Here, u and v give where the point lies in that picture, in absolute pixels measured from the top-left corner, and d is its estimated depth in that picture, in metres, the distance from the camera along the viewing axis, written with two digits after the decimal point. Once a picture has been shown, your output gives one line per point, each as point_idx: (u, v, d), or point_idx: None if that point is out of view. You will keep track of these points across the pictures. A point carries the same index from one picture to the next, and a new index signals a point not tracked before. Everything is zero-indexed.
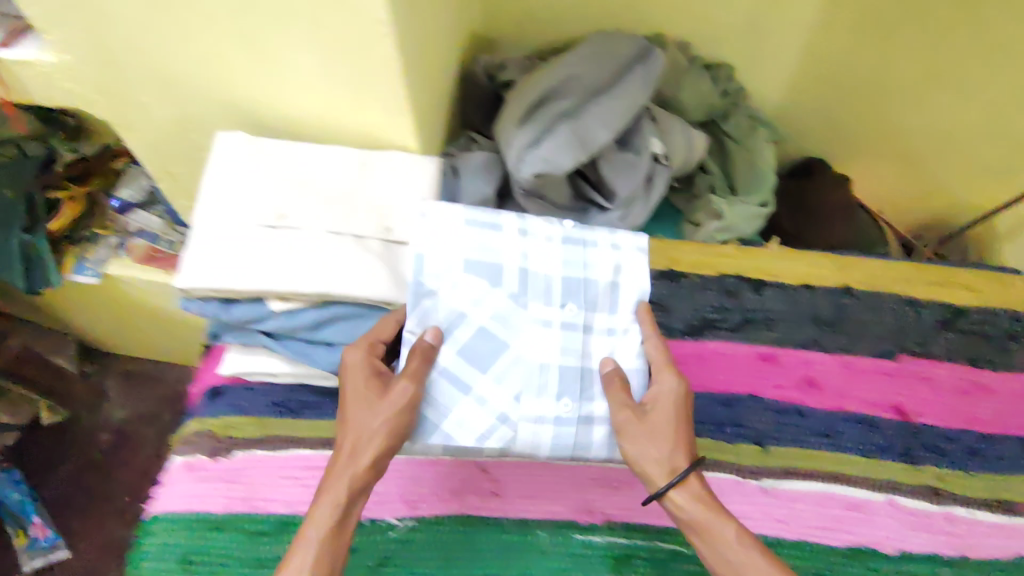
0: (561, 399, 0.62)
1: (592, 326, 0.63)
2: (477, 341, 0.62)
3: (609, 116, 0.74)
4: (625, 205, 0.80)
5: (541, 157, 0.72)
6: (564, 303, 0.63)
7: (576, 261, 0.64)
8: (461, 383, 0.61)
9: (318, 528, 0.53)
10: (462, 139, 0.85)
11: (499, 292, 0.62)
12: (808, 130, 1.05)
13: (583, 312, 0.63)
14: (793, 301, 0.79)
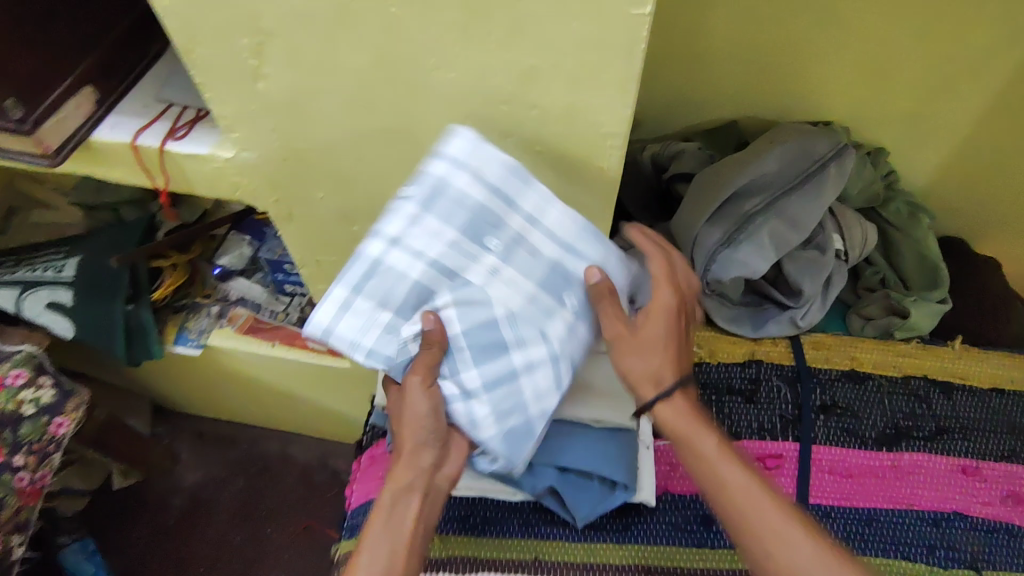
0: (579, 328, 0.58)
1: (562, 253, 0.56)
2: (475, 335, 0.55)
3: (803, 217, 0.72)
4: (806, 302, 0.76)
5: (734, 260, 0.70)
6: (512, 263, 0.55)
7: (466, 232, 0.53)
8: (488, 384, 0.57)
9: (378, 536, 0.57)
10: (627, 232, 0.83)
11: (450, 298, 0.54)
12: (951, 216, 1.02)
13: (538, 248, 0.55)
14: (986, 407, 0.76)
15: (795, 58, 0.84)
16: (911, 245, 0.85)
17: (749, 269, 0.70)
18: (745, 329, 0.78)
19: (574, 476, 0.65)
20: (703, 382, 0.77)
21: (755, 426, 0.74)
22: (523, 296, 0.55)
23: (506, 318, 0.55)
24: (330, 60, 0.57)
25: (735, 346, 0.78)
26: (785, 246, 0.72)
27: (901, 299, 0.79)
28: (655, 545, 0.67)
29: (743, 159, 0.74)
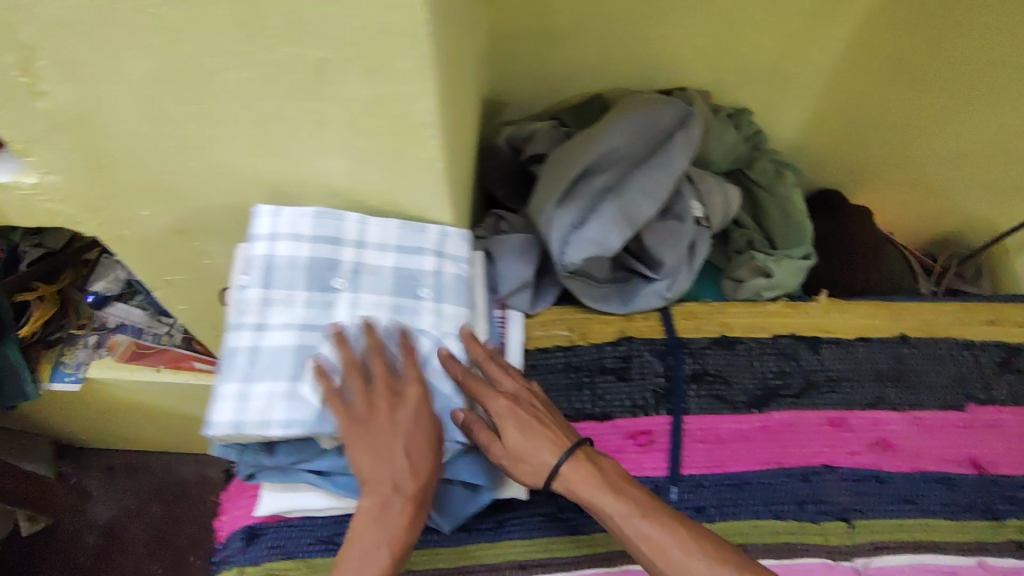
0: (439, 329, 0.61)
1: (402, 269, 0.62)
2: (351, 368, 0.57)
3: (654, 188, 0.71)
4: (670, 273, 0.76)
5: (587, 239, 0.68)
6: (364, 295, 0.61)
7: (318, 282, 0.60)
8: None
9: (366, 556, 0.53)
10: (490, 218, 0.79)
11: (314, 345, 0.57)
12: (824, 168, 1.03)
13: (384, 275, 0.62)
14: (853, 359, 0.76)
15: (644, 27, 0.83)
16: (777, 204, 0.86)
17: (604, 246, 0.69)
18: (614, 306, 0.77)
19: (432, 484, 0.62)
20: (577, 365, 0.75)
21: (629, 404, 0.73)
22: (388, 310, 0.60)
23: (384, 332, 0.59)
24: (107, 71, 0.53)
25: (606, 327, 0.78)
26: (639, 218, 0.70)
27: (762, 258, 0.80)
28: (531, 539, 0.66)
29: (593, 135, 0.73)
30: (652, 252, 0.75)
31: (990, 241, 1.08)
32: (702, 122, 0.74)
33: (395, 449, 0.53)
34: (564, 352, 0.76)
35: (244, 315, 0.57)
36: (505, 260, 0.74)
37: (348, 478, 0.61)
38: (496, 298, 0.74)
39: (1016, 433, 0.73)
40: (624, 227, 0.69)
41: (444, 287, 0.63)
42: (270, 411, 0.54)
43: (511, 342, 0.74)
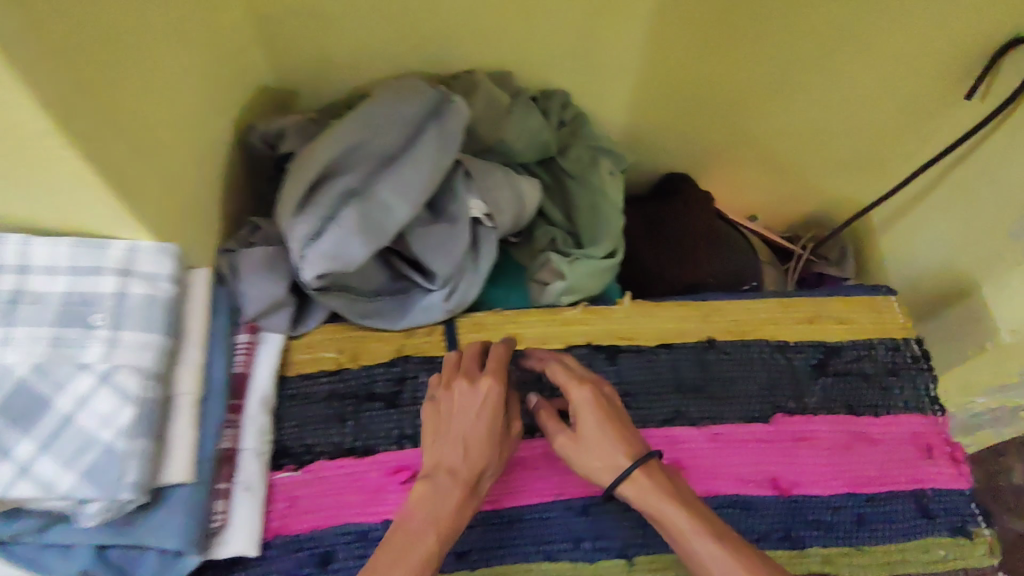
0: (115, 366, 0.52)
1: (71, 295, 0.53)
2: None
3: (405, 188, 0.61)
4: (447, 282, 0.68)
5: (322, 254, 0.59)
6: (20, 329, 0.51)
7: None
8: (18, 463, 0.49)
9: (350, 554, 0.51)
10: (245, 228, 0.69)
11: None
12: (667, 151, 0.94)
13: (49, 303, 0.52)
14: (652, 370, 0.68)
15: (423, 1, 0.72)
16: (586, 197, 0.78)
17: (342, 260, 0.59)
18: (386, 321, 0.69)
19: (121, 551, 0.53)
20: (341, 394, 0.66)
21: (395, 436, 0.65)
22: (45, 347, 0.51)
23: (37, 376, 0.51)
24: None
25: (380, 346, 0.69)
26: (388, 225, 0.61)
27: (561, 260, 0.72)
28: None
29: (335, 130, 0.62)
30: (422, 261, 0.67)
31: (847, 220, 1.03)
32: (467, 105, 0.63)
33: (455, 445, 0.56)
34: (327, 379, 0.67)
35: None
36: (246, 277, 0.64)
37: (27, 546, 0.53)
38: (243, 321, 0.65)
39: (827, 445, 0.66)
40: (368, 235, 0.59)
41: (126, 313, 0.53)
42: None
43: (261, 368, 0.65)
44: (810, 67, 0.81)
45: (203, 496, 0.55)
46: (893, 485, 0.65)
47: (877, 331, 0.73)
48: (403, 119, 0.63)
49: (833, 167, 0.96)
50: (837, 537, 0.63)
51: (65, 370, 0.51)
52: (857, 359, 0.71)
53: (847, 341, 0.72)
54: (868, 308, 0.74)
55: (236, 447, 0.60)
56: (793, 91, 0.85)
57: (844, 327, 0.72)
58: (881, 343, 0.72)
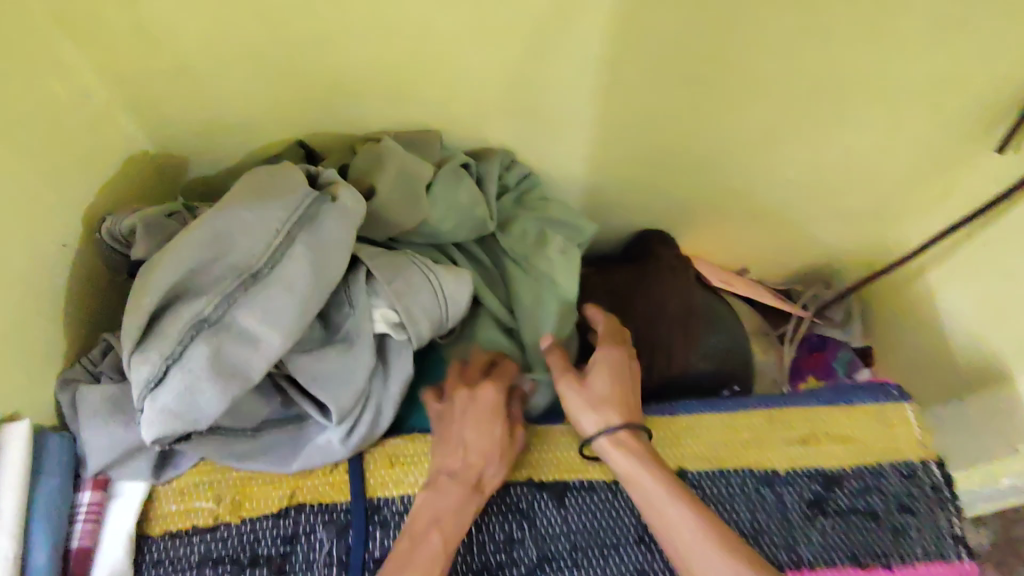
0: None
1: None
2: None
3: (277, 314, 0.49)
4: (347, 417, 0.55)
5: (168, 407, 0.46)
6: None
7: None
8: None
9: None
10: (98, 346, 0.56)
11: None
12: (640, 210, 0.80)
13: None
14: (606, 513, 0.56)
15: (317, 60, 0.58)
16: (532, 287, 0.66)
17: (197, 414, 0.47)
18: (272, 466, 0.55)
19: None
20: (216, 557, 0.53)
21: None
22: None
23: None
24: None
25: (269, 492, 0.56)
26: (257, 363, 0.48)
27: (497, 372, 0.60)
28: None
29: (179, 237, 0.49)
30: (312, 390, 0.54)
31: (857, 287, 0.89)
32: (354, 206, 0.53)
33: (472, 444, 0.54)
34: (199, 538, 0.54)
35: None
36: (89, 421, 0.51)
37: None
38: (87, 476, 0.52)
39: None
40: (226, 376, 0.47)
41: None
42: None
43: (109, 533, 0.52)
44: (803, 114, 0.67)
45: None
46: None
47: (885, 452, 0.59)
48: (269, 225, 0.50)
49: (836, 221, 0.82)
50: None
51: None
52: (862, 491, 0.57)
53: (849, 466, 0.58)
54: (874, 419, 0.61)
55: None
56: (785, 141, 0.71)
57: (844, 446, 0.59)
58: (890, 467, 0.58)
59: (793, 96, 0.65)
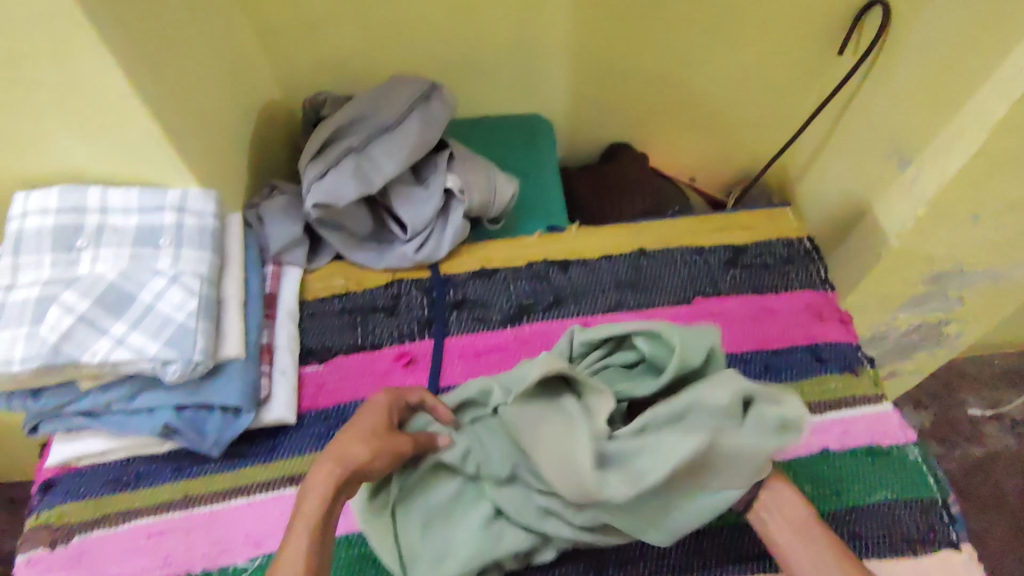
0: (171, 269, 0.70)
1: (142, 224, 0.72)
2: (91, 305, 0.66)
3: (394, 150, 0.80)
4: (419, 236, 0.84)
5: (323, 188, 0.77)
6: (106, 248, 0.70)
7: (66, 241, 0.70)
8: (99, 327, 0.66)
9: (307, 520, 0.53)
10: (265, 189, 0.87)
11: (56, 291, 0.67)
12: (608, 121, 1.14)
13: (128, 229, 0.72)
14: (595, 275, 0.86)
15: (394, 9, 0.92)
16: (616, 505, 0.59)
17: (337, 195, 0.77)
18: (370, 260, 0.85)
19: (192, 412, 0.70)
20: (350, 308, 0.84)
21: (395, 335, 0.82)
22: (125, 258, 0.70)
23: (118, 275, 0.69)
24: None
25: (378, 274, 0.86)
26: (377, 175, 0.79)
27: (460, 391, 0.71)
28: (300, 455, 0.74)
29: (346, 106, 0.83)
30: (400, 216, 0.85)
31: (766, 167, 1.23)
32: (447, 103, 0.84)
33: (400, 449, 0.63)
34: (338, 300, 0.85)
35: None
36: (271, 220, 0.83)
37: (116, 415, 0.70)
38: (268, 257, 0.83)
39: (739, 317, 0.83)
40: (359, 179, 0.78)
41: (182, 236, 0.72)
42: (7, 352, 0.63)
43: (286, 292, 0.83)
44: (707, 41, 1.01)
45: (252, 368, 0.73)
46: (793, 342, 0.82)
47: (775, 233, 0.90)
48: (398, 104, 0.83)
49: (748, 124, 1.16)
50: (748, 380, 0.79)
51: (139, 270, 0.69)
52: (759, 254, 0.88)
53: (751, 242, 0.89)
54: (767, 218, 0.92)
55: (273, 344, 0.78)
56: (700, 61, 1.05)
57: (748, 232, 0.90)
58: (778, 241, 0.89)
59: (697, 26, 0.99)
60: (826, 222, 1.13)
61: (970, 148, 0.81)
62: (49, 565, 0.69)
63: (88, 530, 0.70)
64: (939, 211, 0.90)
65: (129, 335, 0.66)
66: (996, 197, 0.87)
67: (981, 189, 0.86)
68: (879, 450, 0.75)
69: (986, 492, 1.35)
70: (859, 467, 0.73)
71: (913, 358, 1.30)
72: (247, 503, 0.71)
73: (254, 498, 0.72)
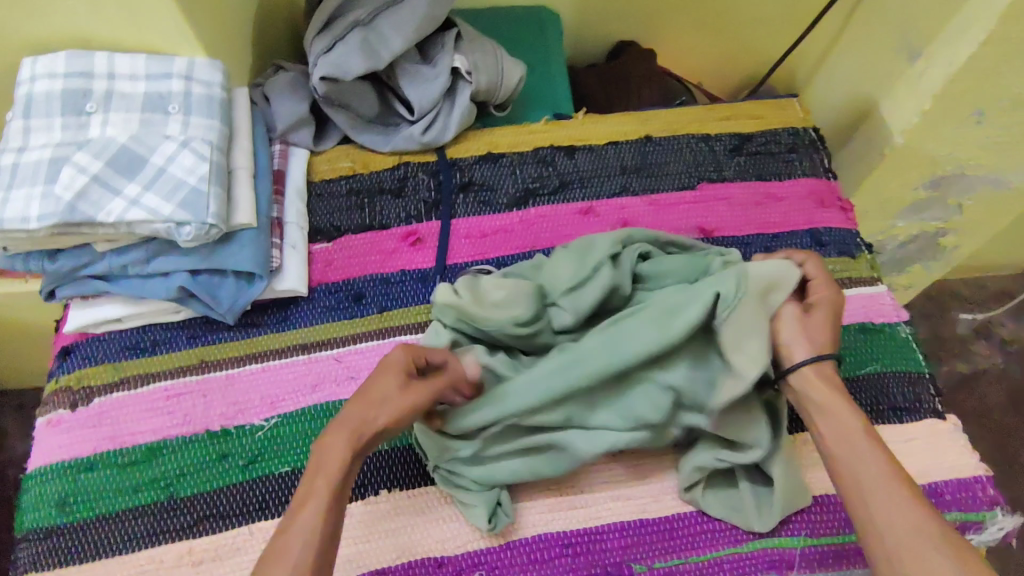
0: (182, 136, 0.70)
1: (151, 91, 0.72)
2: (104, 167, 0.67)
3: (401, 25, 0.79)
4: (426, 116, 0.85)
5: (330, 62, 0.78)
6: (116, 113, 0.70)
7: (76, 106, 0.70)
8: (114, 188, 0.67)
9: (318, 501, 0.53)
10: (270, 69, 0.87)
11: (69, 152, 0.67)
12: (616, 19, 1.12)
13: (137, 95, 0.71)
14: (601, 161, 0.87)
15: None
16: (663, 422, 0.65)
17: (342, 69, 0.78)
18: (376, 141, 0.86)
19: (206, 277, 0.71)
20: (358, 190, 0.85)
21: (403, 215, 0.83)
22: (136, 123, 0.70)
23: (130, 139, 0.69)
24: None
25: (385, 157, 0.87)
26: (384, 52, 0.79)
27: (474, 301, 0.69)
28: (311, 326, 0.77)
29: None
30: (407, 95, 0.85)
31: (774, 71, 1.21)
32: None
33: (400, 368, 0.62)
34: (345, 181, 0.85)
35: (9, 141, 0.68)
36: (277, 97, 0.83)
37: (131, 279, 0.71)
38: (275, 136, 0.84)
39: (741, 202, 0.84)
40: (365, 54, 0.78)
41: (191, 103, 0.72)
42: (24, 207, 0.64)
43: (294, 171, 0.83)
44: None
45: (264, 238, 0.74)
46: (794, 226, 0.83)
47: (782, 123, 0.90)
48: None
49: (759, 24, 1.14)
50: (747, 261, 0.81)
51: (150, 135, 0.70)
52: (765, 143, 0.88)
53: (757, 132, 0.89)
54: (774, 108, 0.92)
55: (282, 219, 0.79)
56: None
57: (754, 122, 0.90)
58: (784, 130, 0.90)
59: None
60: (831, 126, 1.12)
61: (982, 35, 0.80)
62: (71, 424, 0.71)
63: (108, 392, 0.72)
64: (944, 106, 0.90)
65: (144, 197, 0.67)
66: (1004, 91, 0.87)
67: (987, 82, 0.86)
68: (870, 328, 0.77)
69: (971, 406, 1.37)
70: (850, 342, 0.76)
71: (908, 271, 1.29)
72: (261, 368, 0.74)
73: (268, 364, 0.74)
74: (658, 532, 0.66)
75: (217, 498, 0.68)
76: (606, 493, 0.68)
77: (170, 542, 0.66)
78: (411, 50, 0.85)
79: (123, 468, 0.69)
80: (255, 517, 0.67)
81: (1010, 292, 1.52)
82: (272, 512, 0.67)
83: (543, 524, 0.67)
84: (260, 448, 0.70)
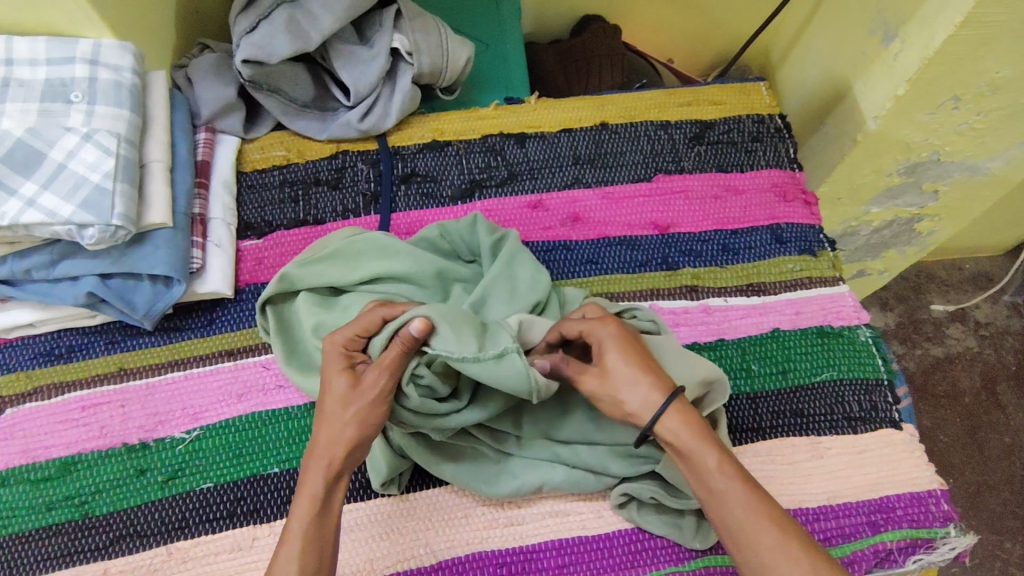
0: (87, 128, 0.65)
1: (51, 77, 0.66)
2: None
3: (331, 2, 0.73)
4: (364, 101, 0.79)
5: (253, 44, 0.72)
6: (11, 102, 0.64)
7: None
8: (9, 190, 0.61)
9: (292, 545, 0.51)
10: (196, 49, 0.81)
11: None
12: None
13: (35, 83, 0.65)
14: (553, 150, 0.82)
15: None
16: (588, 451, 0.63)
17: (268, 52, 0.72)
18: (312, 129, 0.80)
19: (118, 282, 0.67)
20: (292, 181, 0.79)
21: (339, 209, 0.78)
22: (34, 115, 0.64)
23: (28, 133, 0.63)
24: None
25: (322, 144, 0.81)
26: (311, 31, 0.73)
27: (387, 292, 0.67)
28: (238, 328, 0.72)
29: None
30: (343, 79, 0.78)
31: (744, 48, 1.16)
32: None
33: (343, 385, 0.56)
34: (278, 171, 0.79)
35: None
36: (200, 81, 0.77)
37: (38, 283, 0.67)
38: (200, 124, 0.78)
39: (699, 195, 0.80)
40: (293, 34, 0.73)
41: (98, 90, 0.66)
42: None
43: (220, 161, 0.78)
44: None
45: (182, 238, 0.69)
46: (753, 221, 0.79)
47: (745, 109, 0.85)
48: None
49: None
50: (703, 259, 0.76)
51: (51, 128, 0.64)
52: (727, 131, 0.84)
53: (719, 119, 0.84)
54: (738, 92, 0.87)
55: (206, 215, 0.74)
56: None
57: (717, 108, 0.85)
58: (747, 117, 0.85)
59: None
60: (805, 107, 1.07)
61: (957, 16, 0.75)
62: None
63: (21, 403, 0.68)
64: (918, 92, 0.84)
65: (46, 200, 0.62)
66: (979, 74, 0.81)
67: (963, 66, 0.80)
68: (827, 332, 0.73)
69: (942, 390, 1.35)
70: (808, 347, 0.72)
71: (883, 256, 1.24)
72: (184, 376, 0.69)
73: (190, 372, 0.70)
74: (597, 550, 0.63)
75: (134, 516, 0.64)
76: (543, 509, 0.65)
77: (83, 563, 0.62)
78: (346, 28, 0.79)
79: (35, 485, 0.65)
80: (174, 536, 0.63)
81: (989, 275, 1.48)
82: (192, 531, 0.63)
83: (478, 541, 0.63)
84: (182, 463, 0.66)
